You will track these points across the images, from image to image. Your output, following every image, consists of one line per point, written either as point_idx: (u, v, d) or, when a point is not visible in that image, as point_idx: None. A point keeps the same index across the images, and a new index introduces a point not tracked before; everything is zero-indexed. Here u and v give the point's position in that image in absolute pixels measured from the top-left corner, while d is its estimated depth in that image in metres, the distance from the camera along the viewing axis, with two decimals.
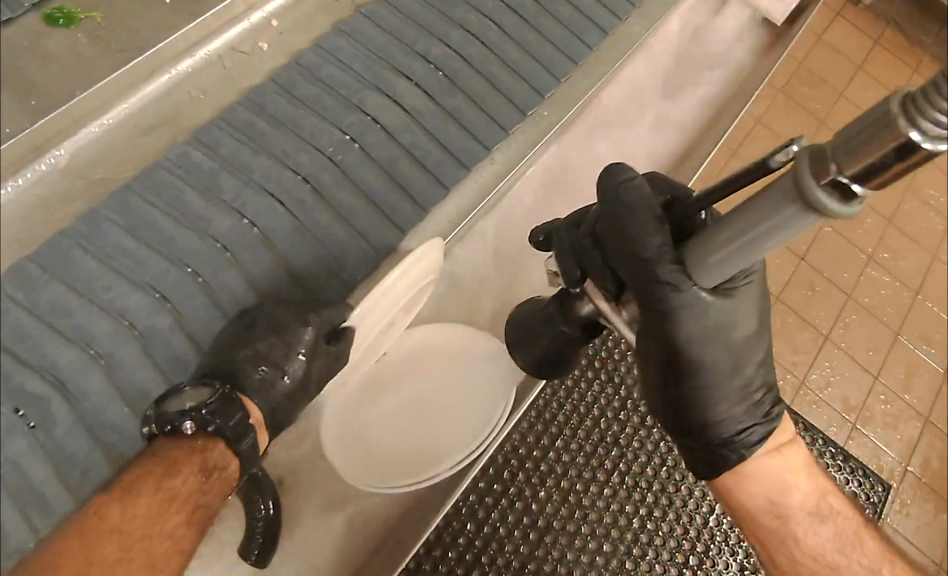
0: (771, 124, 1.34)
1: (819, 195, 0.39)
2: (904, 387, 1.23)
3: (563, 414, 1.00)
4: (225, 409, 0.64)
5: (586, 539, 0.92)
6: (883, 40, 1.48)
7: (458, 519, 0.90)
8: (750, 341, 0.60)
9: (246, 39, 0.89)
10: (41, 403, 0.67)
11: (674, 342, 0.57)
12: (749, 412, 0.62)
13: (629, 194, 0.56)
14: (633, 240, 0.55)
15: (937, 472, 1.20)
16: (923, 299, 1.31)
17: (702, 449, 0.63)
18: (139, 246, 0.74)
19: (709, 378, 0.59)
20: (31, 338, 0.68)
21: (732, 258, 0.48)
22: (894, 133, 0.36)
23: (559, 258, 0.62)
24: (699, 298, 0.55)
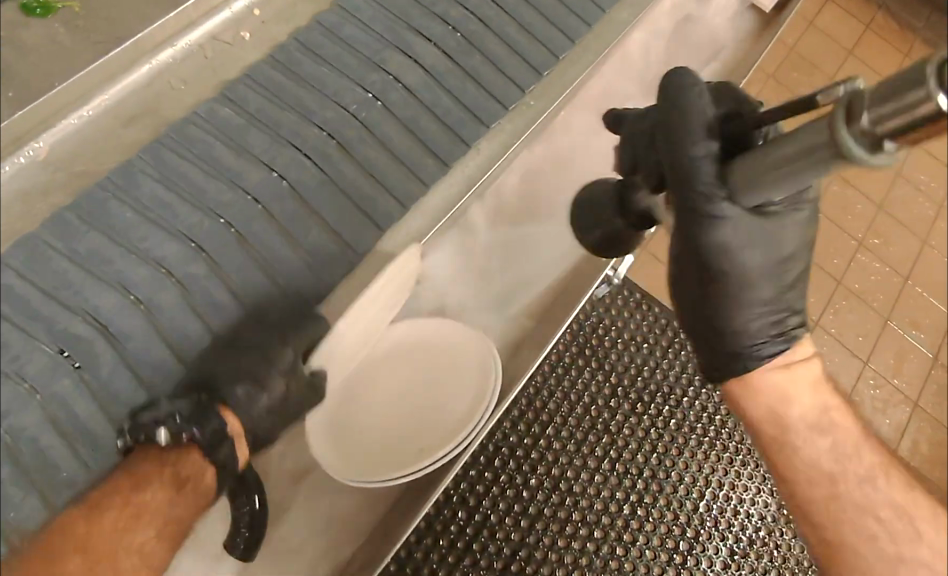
0: (759, 109, 1.34)
1: (849, 142, 0.39)
2: (893, 372, 1.24)
3: (554, 402, 0.97)
4: (201, 416, 0.61)
5: (577, 526, 0.90)
6: (875, 27, 1.47)
7: (451, 506, 0.87)
8: (784, 260, 0.58)
9: (228, 29, 0.83)
10: (86, 346, 0.65)
11: (704, 250, 0.56)
12: (768, 328, 0.61)
13: (685, 97, 0.54)
14: (681, 144, 0.53)
15: (925, 456, 1.20)
16: (913, 285, 1.32)
17: (714, 351, 0.63)
18: (172, 196, 0.71)
19: (735, 288, 0.58)
20: (71, 285, 0.66)
21: (770, 185, 0.47)
22: (925, 96, 0.35)
23: (628, 142, 0.63)
24: (736, 214, 0.53)
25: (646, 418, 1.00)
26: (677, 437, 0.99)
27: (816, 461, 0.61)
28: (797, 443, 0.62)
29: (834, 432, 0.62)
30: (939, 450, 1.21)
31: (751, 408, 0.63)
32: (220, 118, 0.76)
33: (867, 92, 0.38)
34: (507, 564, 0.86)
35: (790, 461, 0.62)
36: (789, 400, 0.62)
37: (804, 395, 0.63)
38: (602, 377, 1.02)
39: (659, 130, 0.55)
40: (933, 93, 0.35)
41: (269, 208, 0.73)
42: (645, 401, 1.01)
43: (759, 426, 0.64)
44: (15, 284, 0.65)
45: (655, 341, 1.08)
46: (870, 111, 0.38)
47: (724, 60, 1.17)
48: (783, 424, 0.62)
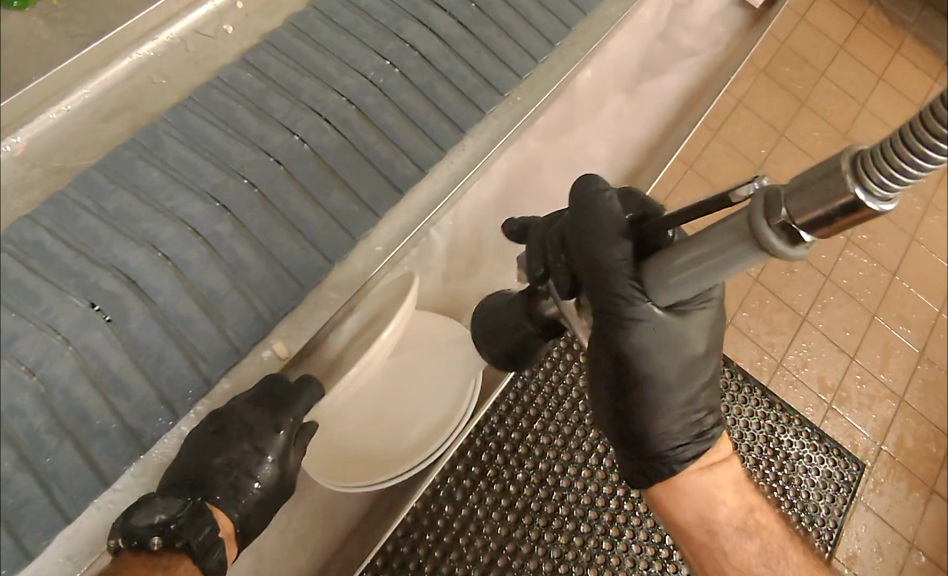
0: (750, 104, 1.33)
1: (767, 233, 0.41)
2: (880, 367, 1.25)
3: (542, 396, 0.97)
4: (193, 525, 0.62)
5: (563, 520, 0.90)
6: (866, 21, 1.48)
7: (437, 501, 0.88)
8: (696, 361, 0.62)
9: (208, 21, 0.78)
10: (116, 299, 0.63)
11: (621, 351, 0.60)
12: (688, 431, 0.64)
13: (602, 205, 0.60)
14: (596, 249, 0.58)
15: (910, 451, 1.21)
16: (900, 280, 1.32)
17: (638, 459, 0.66)
18: (195, 156, 0.70)
19: (653, 391, 0.61)
20: (101, 242, 0.65)
21: (686, 282, 0.50)
22: (843, 192, 0.37)
23: (529, 251, 0.67)
24: (649, 318, 0.58)
25: None
26: None
27: (737, 557, 0.65)
28: (724, 544, 0.66)
29: (758, 534, 0.67)
30: (923, 445, 1.22)
31: (678, 512, 0.66)
32: (218, 103, 0.73)
33: (782, 190, 0.41)
34: (493, 558, 0.86)
35: (716, 562, 0.66)
36: (714, 503, 0.66)
37: (727, 495, 0.67)
38: None
39: (574, 236, 0.60)
40: (850, 187, 0.37)
41: (267, 192, 0.71)
42: None
43: (687, 530, 0.67)
44: (45, 240, 0.63)
45: None
46: (789, 205, 0.40)
47: (717, 50, 1.17)
48: (711, 527, 0.66)
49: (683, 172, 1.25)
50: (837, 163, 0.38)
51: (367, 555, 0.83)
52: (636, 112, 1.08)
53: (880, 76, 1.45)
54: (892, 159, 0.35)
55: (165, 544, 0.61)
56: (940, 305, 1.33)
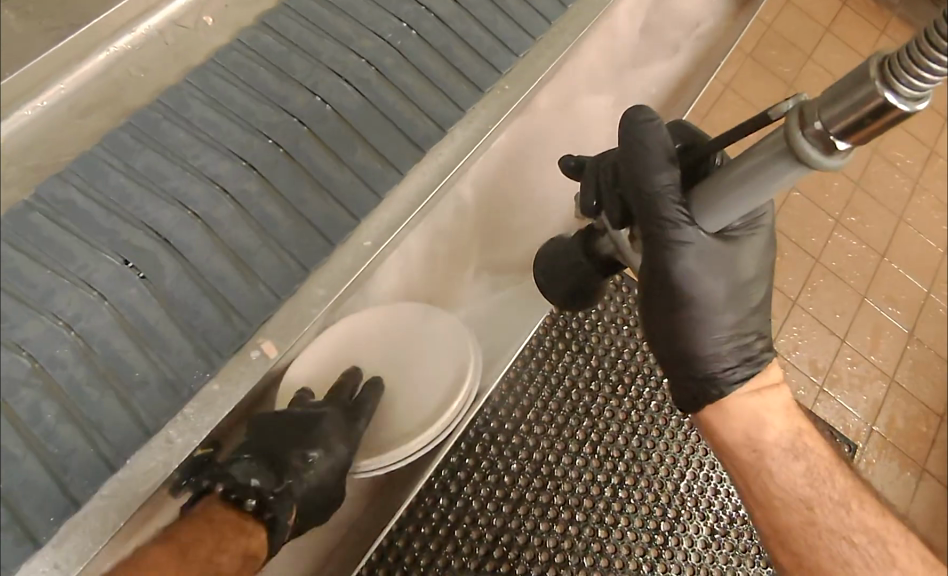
0: (739, 90, 1.33)
1: (802, 144, 0.45)
2: (871, 349, 1.25)
3: (535, 386, 0.96)
4: (282, 499, 0.70)
5: (559, 509, 0.90)
6: (851, 3, 1.48)
7: (431, 494, 0.88)
8: (744, 285, 0.66)
9: (186, 14, 0.77)
10: (150, 256, 0.63)
11: (670, 277, 0.63)
12: (737, 355, 0.67)
13: (650, 135, 0.62)
14: (645, 176, 0.61)
15: (901, 431, 1.21)
16: (889, 262, 1.33)
17: (688, 385, 0.69)
18: (216, 115, 0.70)
19: (700, 314, 0.64)
20: (133, 199, 0.65)
21: (735, 195, 0.53)
22: (871, 95, 0.41)
23: (583, 185, 0.71)
24: (699, 240, 0.61)
25: (627, 402, 0.99)
26: (657, 419, 0.99)
27: (782, 476, 0.67)
28: (770, 464, 0.68)
29: (806, 454, 0.68)
30: (914, 425, 1.22)
31: (725, 434, 0.69)
32: (203, 88, 0.72)
33: (814, 101, 0.44)
34: (488, 550, 0.86)
35: (765, 486, 0.68)
36: (762, 423, 0.68)
37: (776, 419, 0.69)
38: (583, 359, 1.00)
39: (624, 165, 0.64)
40: (880, 91, 0.40)
41: (264, 173, 0.69)
42: (625, 383, 1.00)
43: (735, 451, 0.69)
44: (75, 199, 0.64)
45: (634, 322, 1.05)
46: (822, 116, 0.43)
47: (701, 38, 1.16)
48: (758, 449, 0.68)
49: None
50: (867, 72, 0.42)
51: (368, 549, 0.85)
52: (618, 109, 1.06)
53: (866, 57, 1.44)
54: (917, 60, 0.38)
55: (257, 509, 0.69)
56: (929, 286, 1.33)
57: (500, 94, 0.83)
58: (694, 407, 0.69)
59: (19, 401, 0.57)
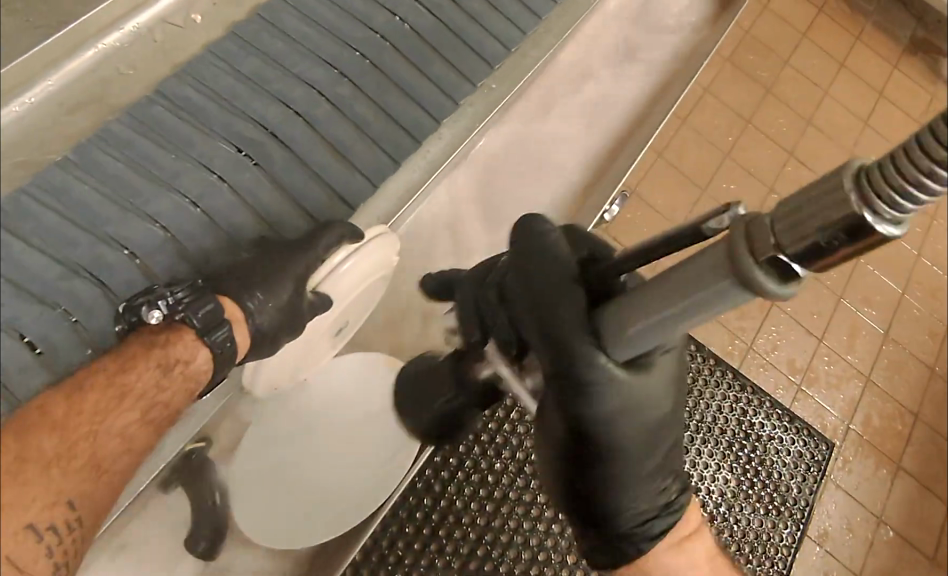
0: (718, 93, 1.35)
1: (755, 270, 0.35)
2: (847, 349, 1.27)
3: (518, 387, 0.97)
4: (195, 298, 0.63)
5: (542, 509, 0.90)
6: (828, 10, 1.51)
7: (416, 493, 0.88)
8: (662, 426, 0.52)
9: (177, 13, 0.80)
10: (259, 146, 0.75)
11: (582, 424, 0.49)
12: (657, 502, 0.55)
13: (548, 248, 0.52)
14: (545, 297, 0.50)
15: (877, 428, 1.24)
16: (865, 263, 1.35)
17: (601, 543, 0.56)
18: (313, 29, 0.83)
19: (620, 464, 0.52)
20: (241, 98, 0.77)
21: (648, 332, 0.42)
22: (845, 211, 0.32)
23: (462, 312, 0.61)
24: (611, 378, 0.47)
25: None
26: None
27: None
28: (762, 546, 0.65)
29: None
30: (889, 423, 1.25)
31: (677, 571, 0.60)
32: (282, 21, 0.82)
33: (768, 217, 0.35)
34: (473, 549, 0.86)
35: None
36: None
37: None
38: None
39: (522, 285, 0.52)
40: (858, 205, 0.32)
41: (355, 80, 0.82)
42: None
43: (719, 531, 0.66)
44: (191, 95, 0.75)
45: None
46: (778, 231, 0.34)
47: (673, 52, 1.24)
48: None
49: (652, 161, 1.26)
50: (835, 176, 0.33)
51: (349, 551, 0.83)
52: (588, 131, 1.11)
53: (841, 63, 1.47)
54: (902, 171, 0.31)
55: (167, 317, 0.63)
56: (904, 285, 1.36)
57: (487, 93, 0.91)
58: (614, 561, 0.56)
59: (159, 261, 0.68)
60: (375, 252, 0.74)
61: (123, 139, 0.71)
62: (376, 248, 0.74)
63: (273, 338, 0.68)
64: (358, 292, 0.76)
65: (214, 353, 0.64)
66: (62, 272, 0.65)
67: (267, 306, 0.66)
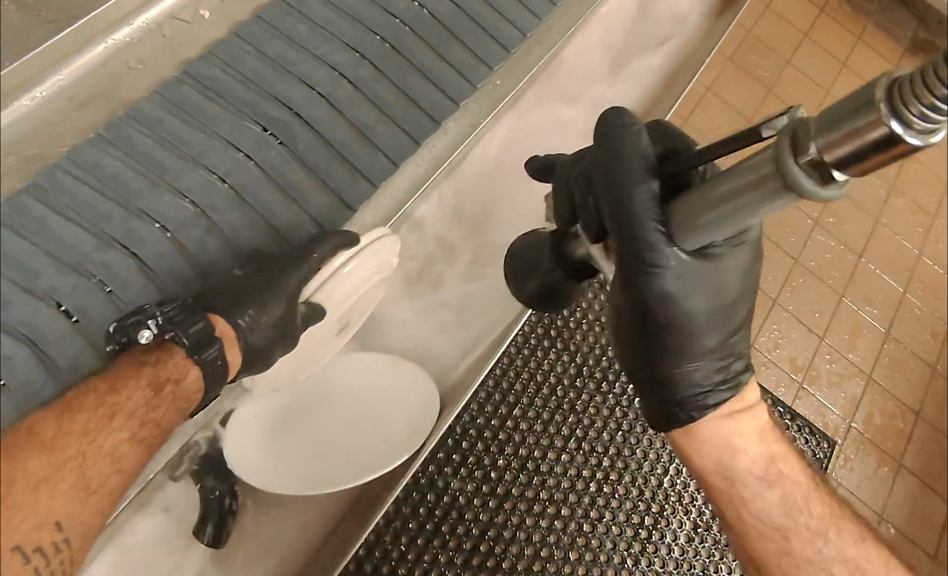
0: (720, 93, 1.36)
1: (797, 173, 0.42)
2: (848, 347, 1.28)
3: (520, 383, 0.98)
4: (185, 317, 0.63)
5: (544, 505, 0.91)
6: (829, 10, 1.51)
7: (419, 489, 0.89)
8: (726, 308, 0.62)
9: (185, 9, 0.80)
10: (284, 125, 0.76)
11: (649, 299, 0.59)
12: (711, 375, 0.65)
13: (628, 143, 0.59)
14: (622, 188, 0.57)
15: (878, 427, 1.24)
16: (866, 262, 1.35)
17: (660, 403, 0.67)
18: (337, 13, 0.84)
19: (678, 338, 0.62)
20: (265, 79, 0.78)
21: (716, 224, 0.51)
22: (876, 124, 0.39)
23: (555, 198, 0.69)
24: (680, 261, 0.57)
25: (612, 398, 1.00)
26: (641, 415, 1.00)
27: (755, 503, 0.66)
28: (743, 492, 0.67)
29: (778, 483, 0.67)
30: (891, 421, 1.25)
31: (698, 459, 0.68)
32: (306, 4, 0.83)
33: (813, 125, 0.42)
34: (476, 545, 0.87)
35: (740, 513, 0.67)
36: (733, 451, 0.66)
37: (749, 444, 0.67)
38: (568, 357, 1.02)
39: (600, 174, 0.59)
40: (887, 119, 0.38)
41: (376, 63, 0.83)
42: (610, 379, 1.01)
43: (705, 474, 0.68)
44: (219, 76, 0.77)
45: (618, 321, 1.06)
46: (818, 141, 0.41)
47: (674, 49, 1.25)
48: (730, 477, 0.67)
49: None
50: (871, 93, 0.40)
51: (350, 549, 0.84)
52: (592, 125, 1.13)
53: (843, 62, 1.48)
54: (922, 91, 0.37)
55: (157, 337, 0.62)
56: (905, 284, 1.37)
57: (492, 90, 0.91)
58: (666, 423, 0.67)
59: (189, 236, 0.70)
60: (376, 255, 0.77)
61: (152, 118, 0.73)
62: (376, 250, 0.77)
63: (266, 354, 0.69)
64: (354, 298, 0.79)
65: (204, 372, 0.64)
66: (96, 243, 0.66)
67: (259, 323, 0.67)
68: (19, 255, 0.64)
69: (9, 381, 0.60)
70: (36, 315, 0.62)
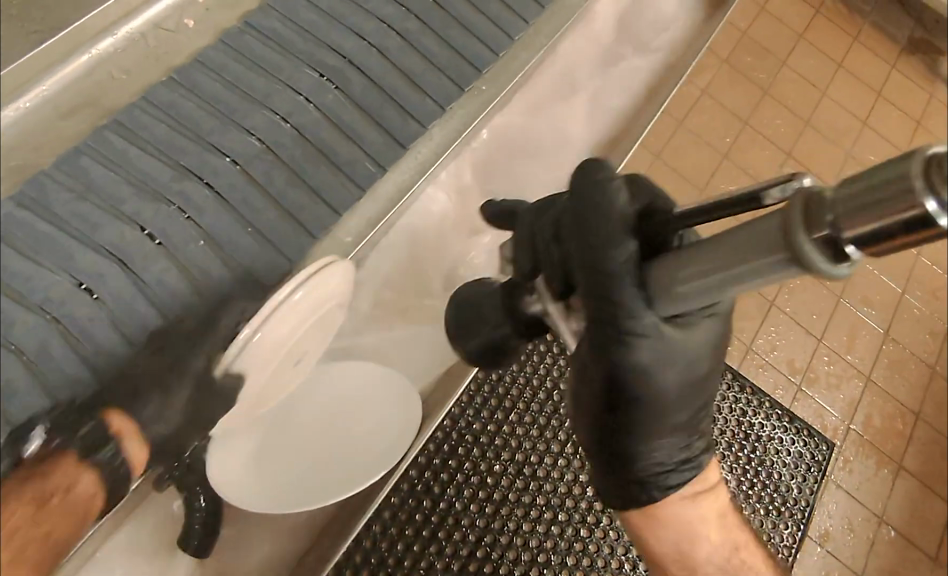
0: (715, 95, 1.35)
1: (809, 249, 0.36)
2: (847, 348, 1.27)
3: (517, 389, 0.98)
4: (75, 419, 0.63)
5: (541, 510, 0.90)
6: (825, 10, 1.50)
7: (415, 496, 0.88)
8: (696, 387, 0.59)
9: (168, 16, 0.80)
10: (339, 71, 0.81)
11: (616, 368, 0.54)
12: (673, 453, 0.62)
13: (604, 201, 0.52)
14: (596, 247, 0.51)
15: (878, 428, 1.23)
16: (865, 263, 1.35)
17: (617, 480, 0.63)
18: None
19: (645, 413, 0.58)
20: (319, 28, 0.82)
21: (694, 295, 0.45)
22: (912, 204, 0.33)
23: (516, 252, 0.62)
24: (656, 330, 0.52)
25: None
26: None
27: None
28: None
29: (740, 571, 0.66)
30: (890, 422, 1.25)
31: (653, 544, 0.66)
32: None
33: (832, 198, 0.35)
34: (472, 551, 0.86)
35: None
36: (695, 541, 0.65)
37: (709, 530, 0.66)
38: (565, 361, 1.01)
39: (572, 227, 0.54)
40: (921, 199, 0.33)
41: (421, 17, 0.88)
42: None
43: (662, 561, 0.66)
44: (278, 24, 0.81)
45: None
46: (839, 215, 0.35)
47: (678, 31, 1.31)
48: (687, 563, 0.66)
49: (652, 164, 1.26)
50: (897, 167, 0.34)
51: (335, 558, 0.84)
52: (590, 114, 1.15)
53: (838, 63, 1.47)
54: None
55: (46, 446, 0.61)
56: (904, 285, 1.36)
57: (477, 95, 0.92)
58: (624, 503, 0.64)
59: (219, 204, 0.72)
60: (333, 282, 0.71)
61: (200, 77, 0.76)
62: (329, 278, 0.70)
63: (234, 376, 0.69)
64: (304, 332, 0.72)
65: (104, 473, 0.64)
66: (175, 174, 0.71)
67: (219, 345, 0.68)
68: (102, 189, 0.69)
69: (101, 294, 0.65)
70: (123, 236, 0.68)
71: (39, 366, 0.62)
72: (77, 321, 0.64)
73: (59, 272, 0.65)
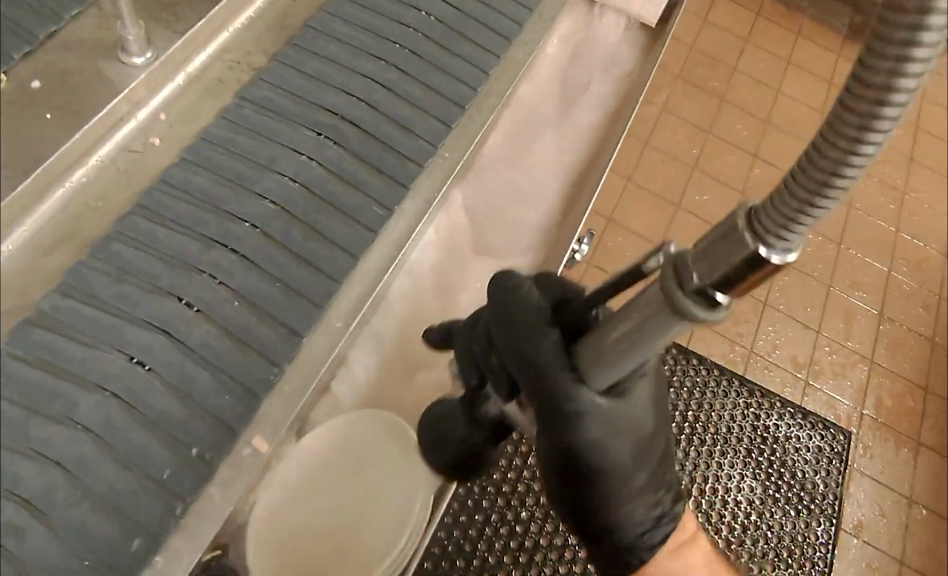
0: (674, 110, 1.39)
1: (683, 305, 0.32)
2: (845, 336, 1.28)
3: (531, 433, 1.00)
4: None
5: (573, 550, 0.92)
6: (764, 13, 1.55)
7: (448, 557, 0.88)
8: (650, 441, 0.51)
9: (134, 137, 0.59)
10: (368, 83, 0.66)
11: (570, 447, 0.48)
12: (652, 514, 0.53)
13: (515, 299, 0.48)
14: (524, 340, 0.46)
15: (891, 409, 1.24)
16: (847, 249, 1.37)
17: (601, 547, 0.54)
18: None
19: (609, 485, 0.50)
20: (352, 40, 0.68)
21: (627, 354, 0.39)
22: (739, 247, 0.29)
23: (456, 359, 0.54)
24: (596, 401, 0.45)
25: None
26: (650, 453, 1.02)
27: None
28: None
29: None
30: (901, 400, 1.25)
31: None
32: None
33: (686, 254, 0.32)
34: None
35: None
36: None
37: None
38: None
39: (498, 329, 0.49)
40: (745, 249, 0.29)
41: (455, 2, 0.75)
42: None
43: None
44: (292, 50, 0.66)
45: None
46: (697, 272, 0.31)
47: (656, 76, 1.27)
48: None
49: (624, 187, 1.29)
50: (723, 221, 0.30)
51: None
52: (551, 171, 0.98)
53: (788, 61, 1.52)
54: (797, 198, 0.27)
55: None
56: (889, 264, 1.38)
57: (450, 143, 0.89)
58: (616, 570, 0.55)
59: None
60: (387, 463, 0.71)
61: None
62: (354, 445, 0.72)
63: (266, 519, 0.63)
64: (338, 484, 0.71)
65: None
66: (200, 244, 0.55)
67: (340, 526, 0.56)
68: (132, 262, 0.53)
69: (153, 364, 0.50)
70: (165, 307, 0.52)
71: (85, 480, 0.46)
72: (145, 400, 0.49)
73: (107, 347, 0.50)
